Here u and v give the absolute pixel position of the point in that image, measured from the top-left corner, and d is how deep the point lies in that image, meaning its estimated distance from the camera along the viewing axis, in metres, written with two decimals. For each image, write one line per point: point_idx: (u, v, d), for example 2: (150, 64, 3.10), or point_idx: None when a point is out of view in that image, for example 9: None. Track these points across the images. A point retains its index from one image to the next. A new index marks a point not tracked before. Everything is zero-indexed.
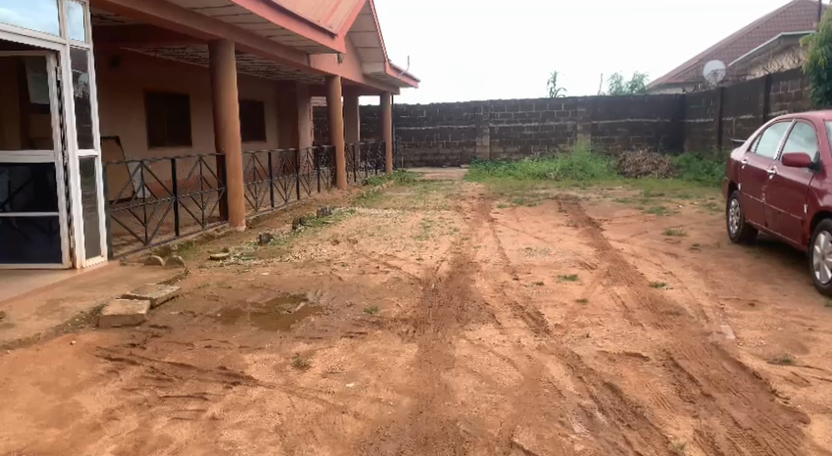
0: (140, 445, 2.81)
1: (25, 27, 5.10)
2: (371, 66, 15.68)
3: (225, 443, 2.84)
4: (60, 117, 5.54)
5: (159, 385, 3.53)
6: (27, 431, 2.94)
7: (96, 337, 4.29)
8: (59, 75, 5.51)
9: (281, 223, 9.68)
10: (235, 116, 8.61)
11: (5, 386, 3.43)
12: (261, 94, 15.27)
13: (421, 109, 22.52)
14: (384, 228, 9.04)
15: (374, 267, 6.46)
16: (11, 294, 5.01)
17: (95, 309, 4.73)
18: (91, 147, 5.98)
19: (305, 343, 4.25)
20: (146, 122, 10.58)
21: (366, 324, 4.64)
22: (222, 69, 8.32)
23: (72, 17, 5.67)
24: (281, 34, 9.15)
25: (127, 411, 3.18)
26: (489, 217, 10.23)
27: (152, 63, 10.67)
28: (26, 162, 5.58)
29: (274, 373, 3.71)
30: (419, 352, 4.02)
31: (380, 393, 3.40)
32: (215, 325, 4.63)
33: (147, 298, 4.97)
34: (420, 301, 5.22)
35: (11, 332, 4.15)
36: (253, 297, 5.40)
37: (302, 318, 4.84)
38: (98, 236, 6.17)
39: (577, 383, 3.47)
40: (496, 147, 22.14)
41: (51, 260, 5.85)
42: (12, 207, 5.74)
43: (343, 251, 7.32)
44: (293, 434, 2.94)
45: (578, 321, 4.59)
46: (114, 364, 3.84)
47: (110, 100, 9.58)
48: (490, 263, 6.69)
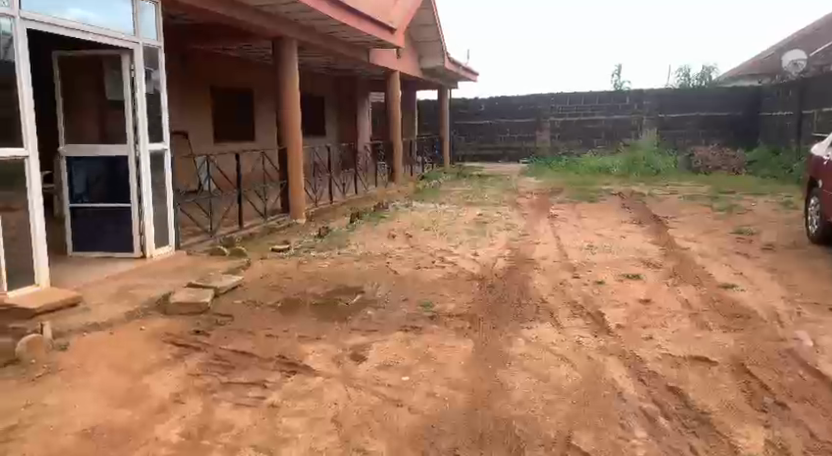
0: (203, 429, 2.91)
1: (103, 27, 5.38)
2: (430, 60, 15.62)
3: (284, 430, 2.90)
4: (133, 113, 5.82)
5: (222, 371, 3.65)
6: (101, 410, 3.10)
7: (164, 323, 4.47)
8: (132, 72, 5.79)
9: (338, 217, 9.82)
10: (296, 111, 8.79)
11: (82, 367, 3.62)
12: (321, 89, 15.52)
13: (479, 103, 22.40)
14: (441, 223, 9.03)
15: (430, 262, 6.47)
16: (88, 281, 5.29)
17: (163, 296, 4.93)
18: (161, 140, 6.23)
19: (362, 335, 4.30)
20: (213, 118, 10.96)
21: (422, 318, 4.64)
22: (285, 65, 8.49)
23: (145, 17, 5.93)
24: (342, 30, 9.24)
25: (192, 395, 3.31)
26: (548, 212, 10.07)
27: (218, 61, 11.03)
28: (102, 156, 5.88)
29: (331, 364, 3.76)
30: (475, 349, 3.99)
31: (435, 389, 3.39)
32: (274, 315, 4.74)
33: (212, 287, 5.14)
34: (476, 297, 5.19)
35: (88, 316, 4.38)
36: (312, 288, 5.50)
37: (358, 310, 4.89)
38: (167, 226, 6.44)
39: (639, 386, 3.36)
40: (557, 141, 21.79)
41: (124, 248, 6.15)
42: (89, 198, 6.04)
43: (400, 246, 7.34)
44: (349, 425, 2.97)
45: (641, 322, 4.45)
46: (180, 350, 3.99)
47: (180, 97, 9.97)
48: (548, 260, 6.56)
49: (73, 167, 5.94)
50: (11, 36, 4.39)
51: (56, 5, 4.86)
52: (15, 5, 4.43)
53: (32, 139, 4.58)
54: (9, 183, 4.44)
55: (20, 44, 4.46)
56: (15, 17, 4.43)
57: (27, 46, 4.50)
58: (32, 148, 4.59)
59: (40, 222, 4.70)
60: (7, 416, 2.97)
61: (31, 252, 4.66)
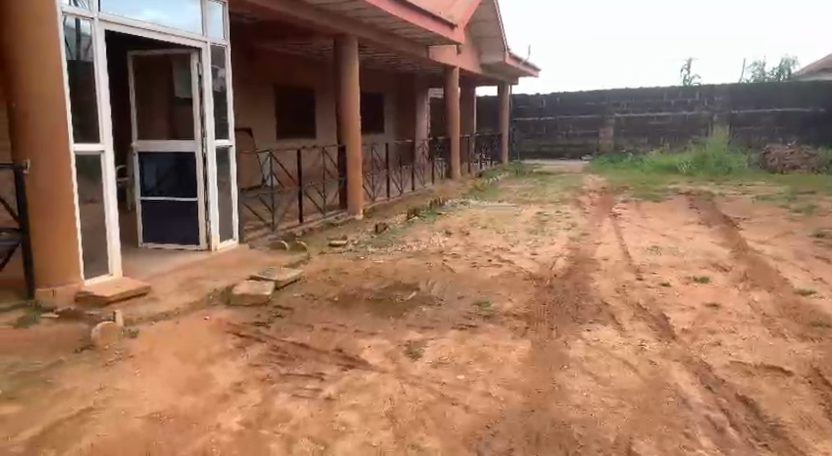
0: (263, 418, 2.98)
1: (173, 27, 5.59)
2: (490, 55, 15.47)
3: (339, 423, 2.93)
4: (201, 109, 6.03)
5: (281, 362, 3.73)
6: (167, 396, 3.22)
7: (227, 314, 4.61)
8: (200, 70, 5.99)
9: (395, 213, 9.86)
10: (356, 108, 8.88)
11: (150, 354, 3.77)
12: (381, 86, 15.65)
13: (540, 98, 22.06)
14: (499, 221, 8.93)
15: (487, 260, 6.40)
16: (158, 271, 5.53)
17: (226, 288, 5.09)
18: (226, 137, 6.42)
19: (417, 332, 4.30)
20: (276, 115, 11.23)
21: (479, 317, 4.60)
22: (346, 62, 8.59)
23: (213, 16, 6.11)
24: (402, 26, 9.26)
25: (252, 385, 3.39)
26: (611, 212, 9.81)
27: (281, 59, 11.28)
28: (172, 151, 6.12)
29: (387, 359, 3.78)
30: (532, 350, 3.92)
31: (491, 388, 3.35)
32: (332, 309, 4.81)
33: (273, 280, 5.27)
34: (534, 297, 5.10)
35: (156, 306, 4.57)
36: (368, 283, 5.54)
37: (414, 306, 4.90)
38: (231, 220, 6.64)
39: (705, 393, 3.22)
40: (621, 138, 21.20)
41: (190, 241, 6.39)
42: (159, 192, 6.30)
43: (457, 243, 7.31)
44: (404, 420, 2.97)
45: (709, 327, 4.26)
46: (241, 341, 4.11)
47: (244, 95, 10.27)
48: (610, 261, 6.38)
49: (145, 162, 6.21)
50: (90, 37, 4.63)
51: (131, 7, 5.08)
52: (93, 8, 4.66)
53: (108, 134, 4.80)
54: (86, 178, 4.68)
55: (98, 44, 4.69)
56: (93, 18, 4.67)
57: (104, 45, 4.73)
58: (107, 142, 4.80)
59: (114, 214, 4.94)
60: (83, 399, 3.13)
61: (105, 243, 4.91)
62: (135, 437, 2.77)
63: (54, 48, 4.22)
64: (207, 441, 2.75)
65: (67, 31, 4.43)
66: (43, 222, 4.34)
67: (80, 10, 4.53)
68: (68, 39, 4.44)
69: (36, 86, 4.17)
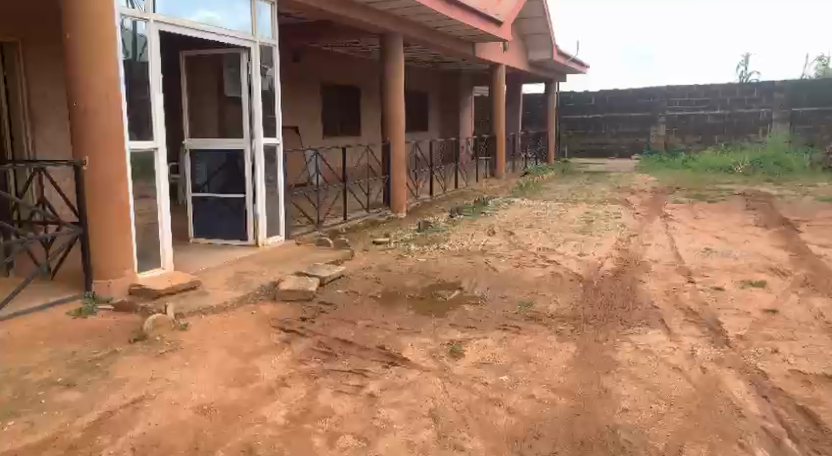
0: (306, 413, 3.01)
1: (224, 27, 5.71)
2: (535, 52, 15.24)
3: (382, 420, 2.94)
4: (250, 109, 6.15)
5: (325, 358, 3.77)
6: (216, 388, 3.30)
7: (273, 309, 4.69)
8: (249, 69, 6.12)
9: (439, 211, 9.85)
10: (401, 106, 8.90)
11: (199, 346, 3.86)
12: (426, 84, 15.66)
13: (589, 95, 21.68)
14: (544, 220, 8.80)
15: (532, 260, 6.32)
16: (208, 266, 5.68)
17: (273, 283, 5.18)
18: (274, 135, 6.53)
19: (460, 331, 4.27)
20: (322, 114, 11.36)
21: (522, 318, 4.54)
22: (391, 61, 8.62)
23: (262, 16, 6.22)
24: (448, 24, 9.21)
25: (296, 380, 3.44)
26: (663, 212, 9.54)
27: (327, 58, 11.41)
28: (222, 149, 6.26)
29: (429, 357, 3.77)
30: (578, 352, 3.84)
31: (534, 391, 3.30)
32: (375, 306, 4.83)
33: (318, 276, 5.33)
34: (580, 298, 5.00)
35: (205, 299, 4.70)
36: (411, 281, 5.55)
37: (457, 305, 4.87)
38: (278, 216, 6.76)
39: (761, 402, 3.09)
40: (673, 137, 20.60)
41: (239, 236, 6.53)
42: (210, 188, 6.45)
43: (500, 243, 7.24)
44: (447, 420, 2.95)
45: (765, 334, 4.08)
46: (287, 335, 4.17)
47: (291, 94, 10.43)
48: (660, 263, 6.20)
49: (196, 159, 6.37)
50: (145, 38, 4.79)
51: (183, 8, 5.22)
52: (147, 9, 4.82)
53: (161, 133, 4.94)
54: (141, 175, 4.84)
55: (152, 44, 4.85)
56: (148, 19, 4.82)
57: (158, 46, 4.88)
58: (160, 140, 4.95)
59: (167, 210, 5.10)
60: (136, 388, 3.23)
61: (158, 239, 5.06)
62: (183, 427, 2.84)
63: (111, 49, 4.38)
64: (252, 434, 2.79)
65: (124, 32, 4.59)
66: (102, 218, 4.51)
67: (135, 11, 4.69)
68: (124, 39, 4.60)
69: (94, 86, 4.32)
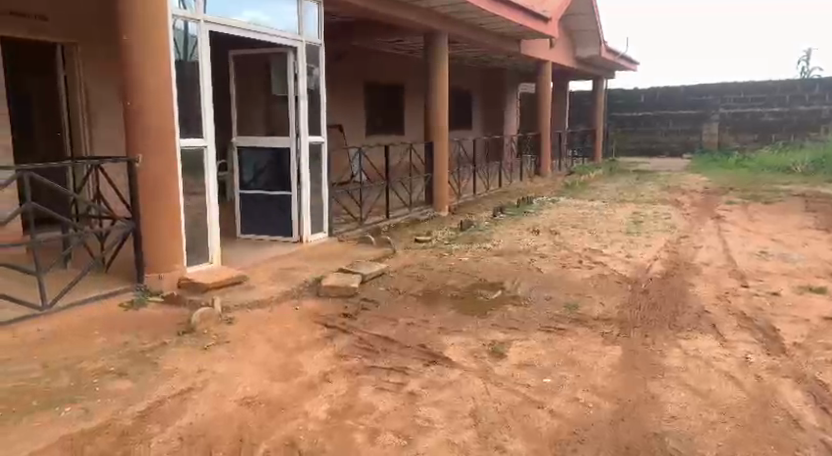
0: (347, 409, 3.03)
1: (272, 27, 5.80)
2: (584, 49, 14.94)
3: (422, 419, 2.93)
4: (296, 107, 6.23)
5: (367, 355, 3.79)
6: (261, 381, 3.36)
7: (316, 305, 4.74)
8: (296, 68, 6.19)
9: (482, 210, 9.78)
10: (444, 104, 8.87)
11: (244, 340, 3.94)
12: (470, 82, 15.60)
13: (638, 93, 21.34)
14: (590, 220, 8.64)
15: (577, 261, 6.20)
16: (253, 261, 5.78)
17: (316, 280, 5.24)
18: (319, 133, 6.60)
19: (502, 332, 4.22)
20: (366, 112, 11.45)
21: (566, 320, 4.45)
22: (435, 59, 8.60)
23: (309, 16, 6.30)
24: (493, 21, 9.14)
25: (338, 376, 3.47)
26: (715, 213, 9.24)
27: (372, 57, 11.49)
28: (269, 147, 6.37)
29: (471, 358, 3.74)
30: (624, 356, 3.75)
31: (578, 394, 3.23)
32: (417, 305, 4.83)
33: (360, 273, 5.37)
34: (627, 301, 4.88)
35: (251, 294, 4.79)
36: (453, 280, 5.52)
37: (500, 306, 4.82)
38: (322, 214, 6.83)
39: (820, 414, 2.95)
40: (726, 135, 19.85)
41: (283, 233, 6.64)
42: (257, 186, 6.57)
43: (544, 243, 7.13)
44: (488, 421, 2.92)
45: (825, 342, 3.89)
46: (329, 331, 4.20)
47: (336, 93, 10.54)
48: (712, 266, 6.00)
49: (245, 157, 6.50)
50: (196, 38, 4.90)
51: (233, 8, 5.32)
52: (199, 10, 4.93)
53: (210, 131, 5.06)
54: (191, 172, 4.96)
55: (203, 44, 4.95)
56: (199, 20, 4.92)
57: (209, 46, 4.99)
58: (209, 138, 5.07)
59: (215, 206, 5.22)
60: (183, 379, 3.31)
61: (206, 234, 5.19)
62: (228, 418, 2.90)
63: (164, 49, 4.50)
64: (295, 428, 2.82)
65: (176, 32, 4.71)
66: (154, 214, 4.65)
67: (186, 13, 4.80)
68: (176, 39, 4.73)
69: (147, 85, 4.45)
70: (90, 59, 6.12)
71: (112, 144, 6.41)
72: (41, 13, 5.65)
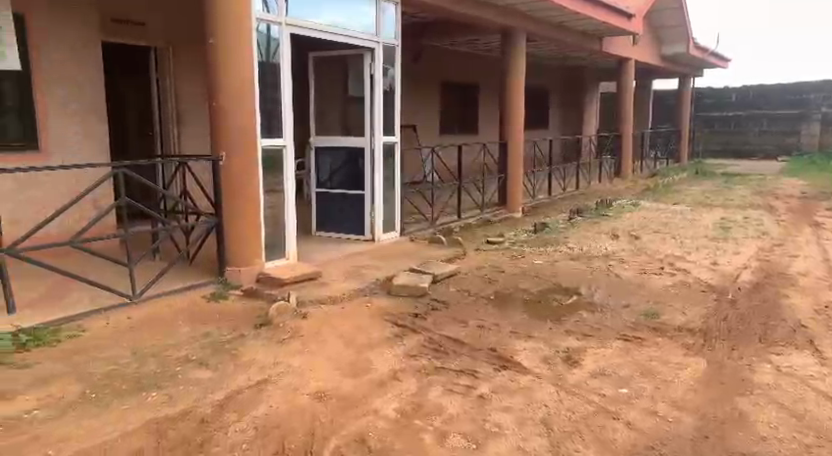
0: (417, 409, 3.02)
1: (350, 28, 5.90)
2: (669, 48, 14.40)
3: (492, 424, 2.88)
4: (371, 107, 6.31)
5: (436, 356, 3.77)
6: (333, 376, 3.41)
7: (387, 303, 4.78)
8: (372, 69, 6.28)
9: (557, 212, 9.56)
10: (520, 103, 8.73)
11: (317, 335, 4.02)
12: (548, 81, 15.32)
13: (729, 92, 20.62)
14: (673, 225, 8.26)
15: (657, 268, 5.94)
16: (327, 258, 5.90)
17: (387, 278, 5.28)
18: (393, 133, 6.65)
19: (577, 339, 4.10)
20: (440, 112, 11.46)
21: (645, 329, 4.27)
22: (512, 57, 8.48)
23: (386, 17, 6.37)
24: (573, 19, 8.92)
25: (408, 375, 3.47)
26: (813, 220, 8.63)
27: (448, 57, 11.48)
28: (344, 146, 6.48)
29: (543, 364, 3.65)
30: (708, 369, 3.54)
31: (657, 407, 3.08)
32: (488, 307, 4.77)
33: (431, 273, 5.36)
34: (712, 312, 4.62)
35: (323, 290, 4.88)
36: (526, 284, 5.42)
37: (573, 312, 4.68)
38: (394, 213, 6.88)
39: None
40: (829, 136, 18.73)
41: (356, 231, 6.74)
42: (331, 184, 6.70)
43: (623, 247, 6.88)
44: (560, 430, 2.84)
45: None
46: (400, 330, 4.21)
47: (411, 93, 10.61)
48: (810, 277, 5.59)
49: (321, 156, 6.65)
50: (278, 41, 5.04)
51: (313, 11, 5.44)
52: (282, 13, 5.08)
53: (289, 130, 5.20)
54: (270, 170, 5.12)
55: (284, 47, 5.09)
56: (281, 23, 5.07)
57: (290, 48, 5.13)
58: (288, 138, 5.21)
59: (293, 204, 5.36)
60: (259, 371, 3.41)
61: (284, 230, 5.33)
62: (301, 411, 2.96)
63: (248, 50, 4.67)
64: (365, 425, 2.84)
65: (259, 35, 4.88)
66: (236, 211, 4.82)
67: (270, 16, 4.96)
68: (259, 41, 4.89)
69: (231, 86, 4.63)
70: (181, 62, 6.45)
71: (199, 145, 6.71)
72: (139, 19, 6.03)
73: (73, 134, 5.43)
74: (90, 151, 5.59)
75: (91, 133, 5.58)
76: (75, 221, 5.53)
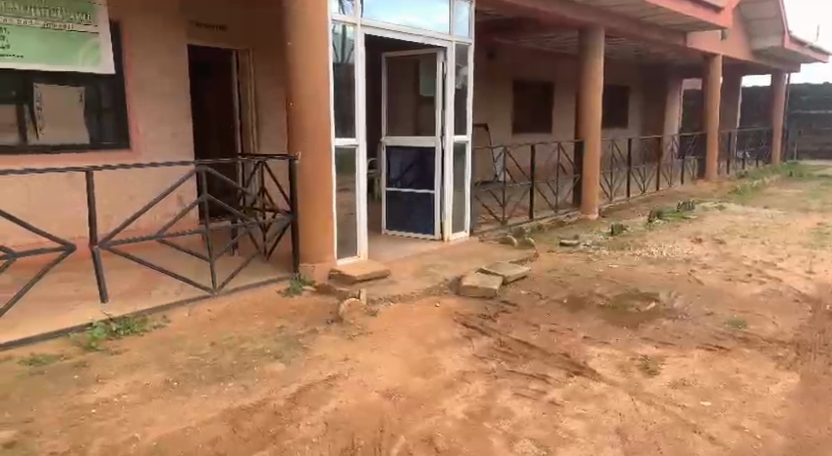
0: (485, 412, 2.97)
1: (423, 27, 5.90)
2: (765, 40, 13.55)
3: (564, 431, 2.79)
4: (443, 107, 6.29)
5: (506, 359, 3.70)
6: (402, 374, 3.42)
7: (457, 303, 4.75)
8: (444, 69, 6.25)
9: (635, 214, 9.21)
10: (596, 101, 8.47)
11: (386, 333, 4.05)
12: (627, 79, 14.81)
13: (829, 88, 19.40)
14: (763, 230, 7.77)
15: (745, 274, 5.61)
16: (397, 257, 5.93)
17: (457, 278, 5.24)
18: (464, 133, 6.60)
19: (654, 346, 3.92)
20: (513, 110, 11.31)
21: (730, 339, 4.03)
22: (588, 54, 8.23)
23: (460, 15, 6.33)
24: (656, 14, 8.55)
25: (476, 377, 3.42)
26: None
27: (522, 55, 11.30)
28: (415, 145, 6.50)
29: (618, 371, 3.51)
30: (802, 385, 3.30)
31: (744, 422, 2.89)
32: (560, 311, 4.65)
33: (500, 275, 5.28)
34: (806, 324, 4.30)
35: (393, 288, 4.91)
36: (601, 288, 5.25)
37: (651, 319, 4.48)
38: (464, 213, 6.85)
39: None
40: None
41: (426, 231, 6.74)
42: (402, 183, 6.73)
43: (707, 252, 6.52)
44: (635, 440, 2.72)
45: None
46: (469, 331, 4.17)
47: (483, 92, 10.52)
48: None
49: (392, 155, 6.69)
50: (353, 41, 5.11)
51: (387, 11, 5.48)
52: (357, 14, 5.14)
53: (361, 130, 5.27)
54: (343, 169, 5.20)
55: (359, 48, 5.15)
56: (356, 24, 5.13)
57: (364, 49, 5.19)
58: (360, 137, 5.28)
59: (364, 203, 5.42)
60: (330, 366, 3.47)
61: (356, 228, 5.41)
62: (369, 409, 2.97)
63: (323, 52, 4.75)
64: (433, 425, 2.83)
65: (334, 37, 4.97)
66: (311, 209, 4.93)
67: (345, 17, 5.03)
68: (335, 43, 4.98)
69: (307, 87, 4.73)
70: (260, 65, 6.66)
71: (275, 144, 6.91)
72: (221, 23, 6.26)
73: (160, 133, 5.72)
74: (175, 150, 5.86)
75: (176, 133, 5.85)
76: (160, 217, 5.83)
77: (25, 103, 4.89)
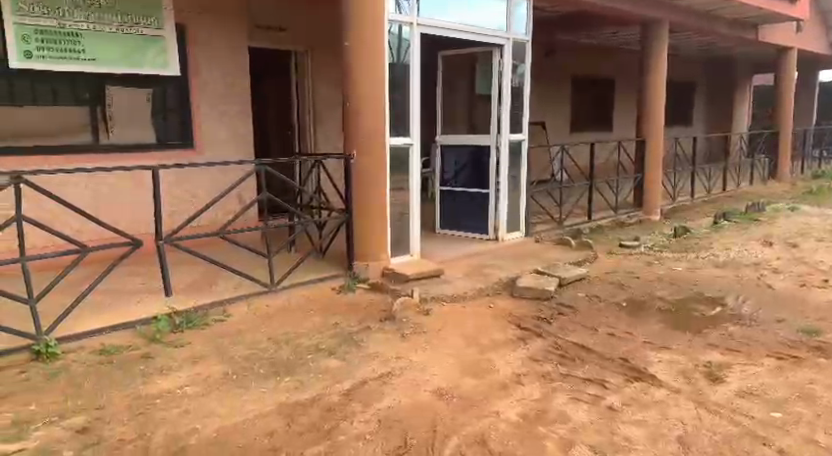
0: (541, 415, 2.91)
1: (480, 25, 5.84)
2: None
3: (622, 438, 2.70)
4: (498, 105, 6.22)
5: (562, 362, 3.61)
6: (454, 375, 3.39)
7: (511, 304, 4.68)
8: (501, 67, 6.18)
9: (699, 215, 8.85)
10: (659, 98, 8.18)
11: (439, 332, 4.02)
12: (692, 75, 14.26)
13: None
14: None
15: (820, 280, 5.29)
16: (451, 256, 5.89)
17: (511, 279, 5.17)
18: (520, 131, 6.51)
19: (720, 353, 3.75)
20: (571, 109, 11.08)
21: (804, 348, 3.80)
22: (651, 49, 7.96)
23: (517, 12, 6.24)
24: (724, 6, 8.18)
25: (531, 379, 3.36)
26: None
27: (581, 52, 11.06)
28: (469, 144, 6.46)
29: (681, 378, 3.37)
30: None
31: (818, 436, 2.72)
32: (619, 314, 4.51)
33: (556, 276, 5.18)
34: None
35: (446, 287, 4.88)
36: (663, 291, 5.06)
37: (717, 324, 4.28)
38: (520, 213, 6.74)
39: None
40: None
41: (480, 230, 6.68)
42: (456, 183, 6.69)
43: (779, 256, 6.19)
44: (699, 450, 2.60)
45: None
46: (523, 333, 4.10)
47: (541, 90, 10.36)
48: None
49: (447, 155, 6.66)
50: (408, 41, 5.12)
51: (443, 9, 5.45)
52: (413, 13, 5.14)
53: (416, 129, 5.27)
54: (397, 168, 5.21)
55: (415, 47, 5.16)
56: (412, 23, 5.13)
57: (419, 48, 5.19)
58: (415, 136, 5.29)
59: (418, 202, 5.42)
60: (383, 364, 3.47)
61: (409, 228, 5.41)
62: (422, 408, 2.96)
63: (379, 52, 4.78)
64: (486, 426, 2.80)
65: (391, 37, 4.99)
66: (366, 207, 4.97)
67: (402, 17, 5.04)
68: (391, 43, 5.00)
69: (363, 86, 4.77)
70: (318, 65, 6.77)
71: (332, 143, 7.01)
72: (281, 25, 6.40)
73: (222, 133, 5.90)
74: (235, 148, 6.02)
75: (236, 132, 6.01)
76: (220, 214, 6.00)
77: (99, 104, 5.12)
